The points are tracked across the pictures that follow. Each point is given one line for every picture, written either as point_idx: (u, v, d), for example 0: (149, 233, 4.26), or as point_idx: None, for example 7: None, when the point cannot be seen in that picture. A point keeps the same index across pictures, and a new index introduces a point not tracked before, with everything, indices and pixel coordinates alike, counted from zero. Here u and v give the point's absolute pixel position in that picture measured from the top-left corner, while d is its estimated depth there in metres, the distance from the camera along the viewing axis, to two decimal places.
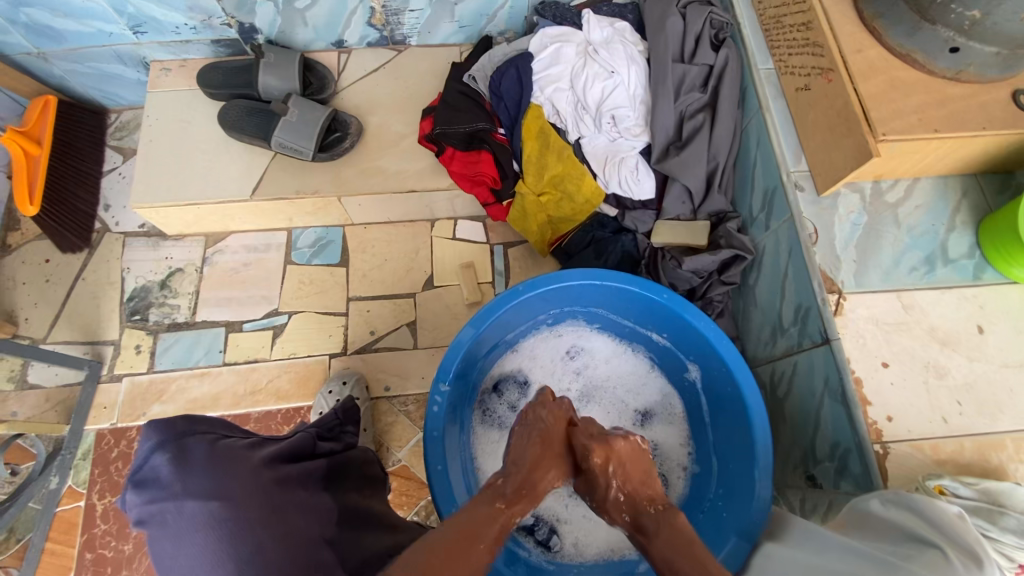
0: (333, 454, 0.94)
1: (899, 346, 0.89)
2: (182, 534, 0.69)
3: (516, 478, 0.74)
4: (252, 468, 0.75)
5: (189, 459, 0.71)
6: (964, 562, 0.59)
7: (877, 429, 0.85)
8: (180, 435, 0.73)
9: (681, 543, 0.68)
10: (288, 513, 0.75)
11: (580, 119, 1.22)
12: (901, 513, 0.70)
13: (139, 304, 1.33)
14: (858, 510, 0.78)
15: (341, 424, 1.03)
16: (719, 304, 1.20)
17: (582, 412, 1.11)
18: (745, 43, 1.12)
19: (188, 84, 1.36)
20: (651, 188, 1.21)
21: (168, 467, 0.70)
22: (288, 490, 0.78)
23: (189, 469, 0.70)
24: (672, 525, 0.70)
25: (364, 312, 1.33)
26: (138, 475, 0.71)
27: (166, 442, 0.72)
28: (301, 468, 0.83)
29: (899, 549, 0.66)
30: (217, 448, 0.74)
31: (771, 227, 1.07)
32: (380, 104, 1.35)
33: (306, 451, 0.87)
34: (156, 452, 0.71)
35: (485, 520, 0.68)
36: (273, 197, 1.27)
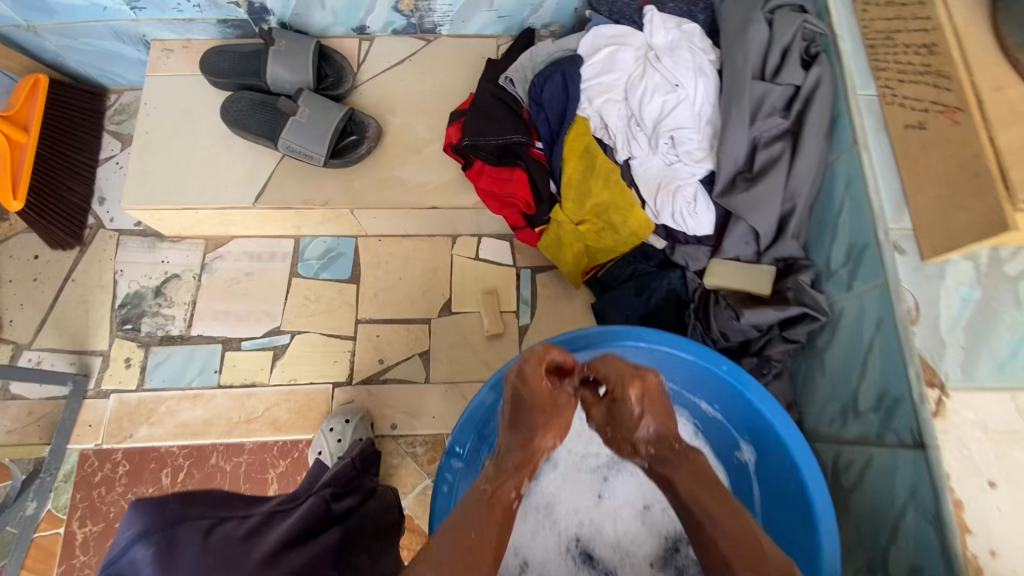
0: (348, 515, 0.83)
1: (1011, 462, 0.73)
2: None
3: (525, 455, 0.73)
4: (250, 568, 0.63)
5: (179, 557, 0.60)
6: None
7: (977, 566, 0.69)
8: (173, 523, 0.61)
9: (708, 485, 0.67)
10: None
11: (632, 137, 1.04)
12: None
13: (131, 313, 1.22)
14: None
15: (362, 473, 0.93)
16: (778, 365, 1.04)
17: (610, 482, 0.98)
18: (843, 60, 0.93)
19: (191, 68, 1.21)
20: (710, 224, 1.04)
21: (150, 567, 0.59)
22: None
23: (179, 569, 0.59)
24: (698, 476, 0.68)
25: (373, 337, 1.20)
26: (115, 568, 0.60)
27: (152, 532, 0.60)
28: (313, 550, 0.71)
29: None
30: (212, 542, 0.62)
31: (855, 289, 0.90)
32: (403, 103, 1.19)
33: (318, 520, 0.77)
34: (139, 546, 0.59)
35: (502, 509, 0.68)
36: (278, 206, 1.13)
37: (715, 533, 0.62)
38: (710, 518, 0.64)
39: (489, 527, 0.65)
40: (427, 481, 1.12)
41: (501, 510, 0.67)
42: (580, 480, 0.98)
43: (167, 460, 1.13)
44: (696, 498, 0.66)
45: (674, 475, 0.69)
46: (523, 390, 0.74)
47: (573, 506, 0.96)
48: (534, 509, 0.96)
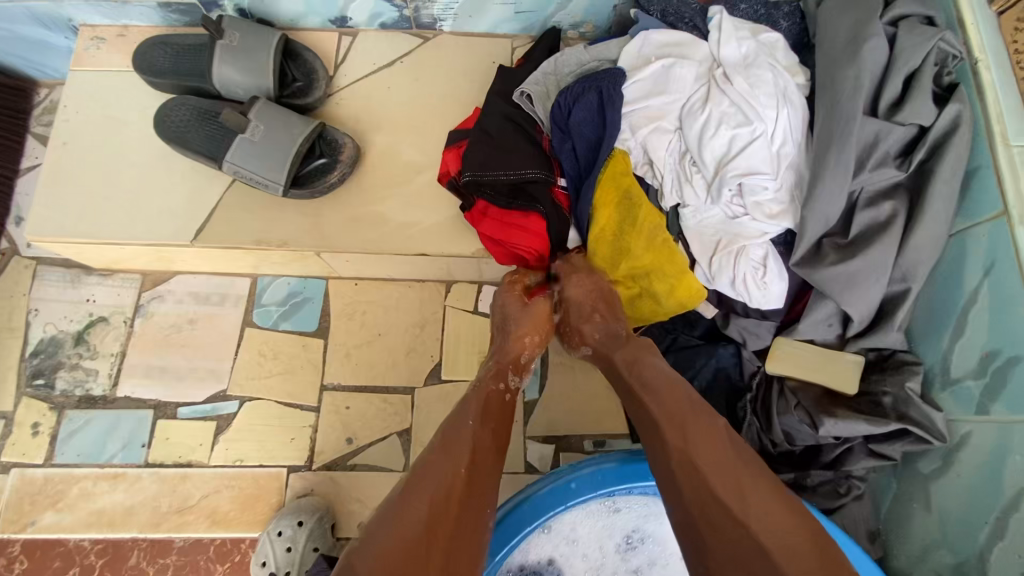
0: None
1: None
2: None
3: (505, 357, 0.78)
4: None
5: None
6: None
7: None
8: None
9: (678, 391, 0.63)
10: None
11: (685, 180, 0.79)
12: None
13: (44, 364, 0.98)
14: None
15: None
16: (859, 486, 0.80)
17: None
18: (988, 95, 0.68)
19: (126, 61, 0.96)
20: (781, 296, 0.79)
21: None
22: None
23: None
24: (668, 380, 0.65)
25: (341, 409, 0.96)
26: None
27: None
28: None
29: None
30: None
31: (992, 413, 0.66)
32: (390, 118, 0.94)
33: None
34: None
35: (492, 408, 0.68)
36: (226, 245, 0.89)
37: (684, 451, 0.57)
38: (685, 420, 0.60)
39: (482, 426, 0.64)
40: None
41: (495, 415, 0.67)
42: None
43: (75, 556, 0.90)
44: (669, 401, 0.63)
45: (638, 362, 0.70)
46: (507, 306, 0.81)
47: None
48: None
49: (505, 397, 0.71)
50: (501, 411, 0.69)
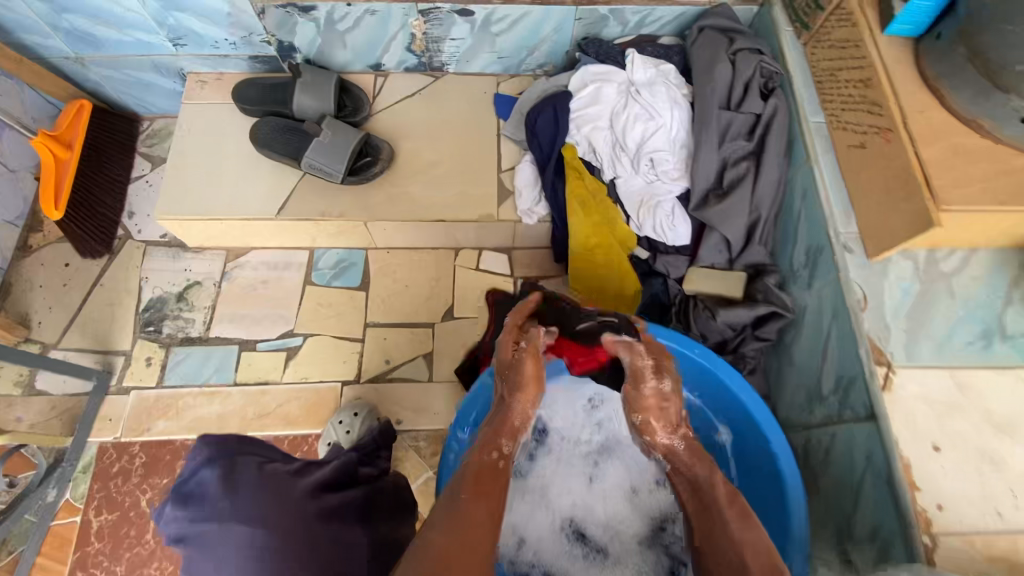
0: (369, 482, 0.98)
1: (953, 429, 0.83)
2: (218, 550, 0.71)
3: (502, 424, 0.82)
4: (297, 496, 0.79)
5: (237, 481, 0.75)
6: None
7: (925, 517, 0.79)
8: (233, 461, 0.77)
9: (712, 501, 0.73)
10: (317, 545, 0.77)
11: (616, 159, 1.18)
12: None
13: (153, 316, 1.30)
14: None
15: (376, 450, 1.06)
16: (752, 360, 1.14)
17: (602, 466, 1.06)
18: (796, 94, 1.09)
19: (224, 97, 1.35)
20: (686, 234, 1.17)
21: (217, 483, 0.74)
22: (329, 523, 0.81)
23: (235, 490, 0.74)
24: (704, 488, 0.75)
25: (381, 340, 1.30)
26: (185, 489, 0.75)
27: (217, 459, 0.77)
28: (338, 498, 0.86)
29: None
30: (264, 475, 0.78)
31: (814, 287, 1.02)
32: (414, 130, 1.33)
33: (347, 478, 0.93)
34: (211, 472, 0.75)
35: (493, 483, 0.72)
36: (300, 217, 1.24)
37: (735, 540, 0.68)
38: (715, 540, 0.69)
39: (479, 499, 0.68)
40: (430, 473, 1.19)
41: (495, 486, 0.72)
42: (573, 464, 1.06)
43: (182, 452, 1.20)
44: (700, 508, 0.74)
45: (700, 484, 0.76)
46: (519, 362, 0.90)
47: (566, 487, 1.04)
48: (531, 490, 1.04)
49: (499, 464, 0.75)
50: (494, 479, 0.72)
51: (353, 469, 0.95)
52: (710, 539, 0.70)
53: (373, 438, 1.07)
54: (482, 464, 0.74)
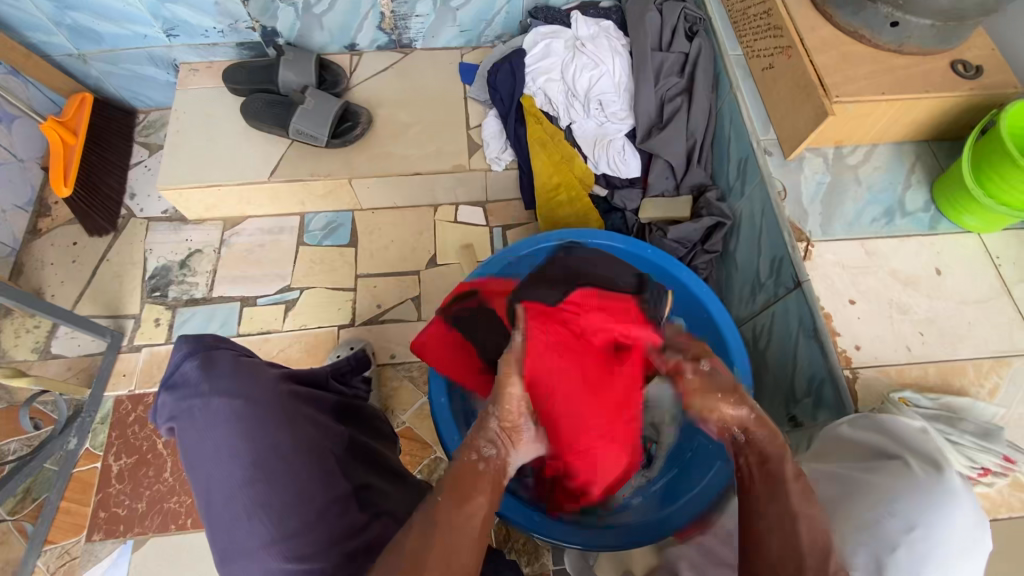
0: (343, 394, 0.92)
1: (865, 286, 0.98)
2: (208, 428, 0.66)
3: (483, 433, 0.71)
4: (274, 381, 0.73)
5: (216, 366, 0.69)
6: (924, 468, 0.69)
7: (847, 356, 0.92)
8: (211, 347, 0.71)
9: (779, 475, 0.68)
10: (304, 424, 0.71)
11: (570, 106, 1.36)
12: (874, 434, 0.77)
13: (159, 282, 1.41)
14: (827, 435, 0.84)
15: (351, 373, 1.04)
16: (704, 272, 1.28)
17: None
18: (716, 33, 1.27)
19: (214, 82, 1.49)
20: (637, 166, 1.34)
21: (195, 372, 0.68)
22: (303, 405, 0.74)
23: (216, 373, 0.68)
24: (774, 461, 0.69)
25: (371, 287, 1.42)
26: (169, 379, 0.69)
27: (196, 350, 0.70)
28: (314, 392, 0.80)
29: (868, 464, 0.74)
30: (244, 359, 0.72)
31: (746, 192, 1.17)
32: (390, 99, 1.48)
33: (319, 384, 0.87)
34: (187, 360, 0.70)
35: (475, 488, 0.65)
36: (290, 178, 1.38)
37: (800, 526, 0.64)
38: (768, 506, 0.66)
39: (464, 506, 0.63)
40: (424, 398, 1.30)
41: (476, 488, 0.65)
42: None
43: None
44: (768, 487, 0.68)
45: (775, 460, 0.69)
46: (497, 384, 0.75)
47: None
48: None
49: (481, 467, 0.67)
50: (473, 482, 0.65)
51: (326, 378, 0.90)
52: (770, 510, 0.66)
53: (344, 360, 1.03)
54: (464, 471, 0.66)
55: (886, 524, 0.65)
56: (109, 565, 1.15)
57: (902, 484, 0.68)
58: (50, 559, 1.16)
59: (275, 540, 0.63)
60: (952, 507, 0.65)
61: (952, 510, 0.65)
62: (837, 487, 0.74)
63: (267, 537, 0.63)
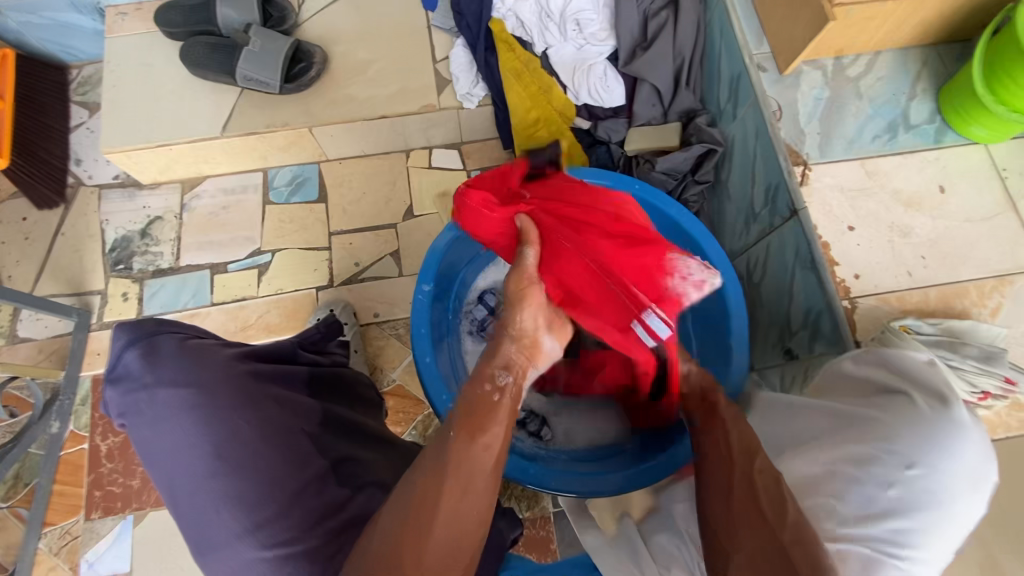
0: (317, 365, 0.90)
1: (865, 210, 0.92)
2: (159, 420, 0.62)
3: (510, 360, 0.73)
4: (229, 363, 0.68)
5: (161, 353, 0.64)
6: (931, 404, 0.65)
7: (845, 286, 0.88)
8: (151, 332, 0.66)
9: (713, 406, 0.77)
10: (266, 407, 0.68)
11: (545, 29, 1.23)
12: (874, 369, 0.74)
13: (121, 254, 1.33)
14: (830, 370, 0.81)
15: (325, 339, 1.01)
16: (695, 205, 1.20)
17: None
18: None
19: (147, 27, 1.34)
20: (622, 93, 1.22)
21: (139, 363, 0.63)
22: (266, 385, 0.71)
23: (161, 361, 0.63)
24: (710, 395, 0.79)
25: (347, 244, 1.34)
26: (111, 372, 0.64)
27: (138, 339, 0.65)
28: (279, 368, 0.77)
29: (871, 401, 0.71)
30: (191, 343, 0.67)
31: (738, 115, 1.08)
32: (345, 34, 1.34)
33: (289, 358, 0.84)
34: (128, 349, 0.64)
35: (488, 421, 0.67)
36: (245, 132, 1.26)
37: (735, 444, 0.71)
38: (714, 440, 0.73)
39: (470, 440, 0.65)
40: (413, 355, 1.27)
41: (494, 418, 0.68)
42: None
43: None
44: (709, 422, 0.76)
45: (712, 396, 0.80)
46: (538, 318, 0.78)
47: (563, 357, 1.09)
48: None
49: (494, 398, 0.69)
50: (487, 413, 0.68)
51: (293, 349, 0.86)
52: (709, 437, 0.74)
53: (313, 329, 0.99)
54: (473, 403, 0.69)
55: (871, 462, 0.64)
56: (113, 541, 1.15)
57: (906, 420, 0.65)
58: (52, 540, 1.15)
59: (251, 529, 0.61)
60: (960, 444, 0.61)
61: (960, 445, 0.61)
62: (836, 425, 0.71)
63: (242, 527, 0.61)
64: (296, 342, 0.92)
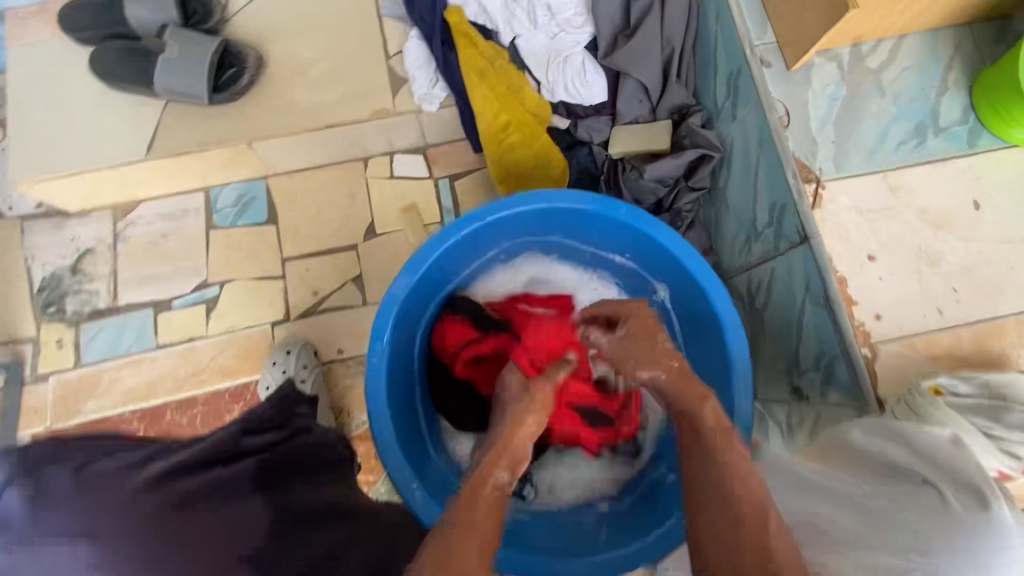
0: (267, 449, 0.76)
1: (887, 235, 0.78)
2: None
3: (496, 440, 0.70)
4: (136, 494, 0.55)
5: (46, 496, 0.52)
6: (963, 502, 0.54)
7: (864, 331, 0.76)
8: (30, 470, 0.53)
9: (695, 422, 0.65)
10: (187, 542, 0.56)
11: (512, 16, 1.05)
12: (882, 442, 0.66)
13: (53, 295, 1.19)
14: (841, 441, 0.72)
15: (283, 414, 0.89)
16: (689, 215, 1.06)
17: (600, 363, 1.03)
18: None
19: (52, 29, 1.15)
20: (603, 90, 1.07)
21: (17, 512, 0.51)
22: (193, 510, 0.59)
23: (45, 507, 0.51)
24: (698, 425, 0.65)
25: (303, 272, 1.20)
26: None
27: (16, 477, 0.53)
28: (213, 476, 0.63)
29: (886, 487, 0.61)
30: (88, 473, 0.55)
31: (738, 116, 0.93)
32: (282, 27, 1.15)
33: (231, 454, 0.69)
34: (5, 490, 0.52)
35: (490, 502, 0.59)
36: (174, 152, 1.10)
37: (733, 464, 0.60)
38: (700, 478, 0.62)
39: (478, 518, 0.56)
40: None
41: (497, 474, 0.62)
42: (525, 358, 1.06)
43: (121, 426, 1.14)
44: (699, 443, 0.64)
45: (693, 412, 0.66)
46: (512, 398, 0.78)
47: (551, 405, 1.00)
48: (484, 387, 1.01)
49: (499, 494, 0.61)
50: (481, 496, 0.59)
51: (235, 437, 0.73)
52: (705, 467, 0.61)
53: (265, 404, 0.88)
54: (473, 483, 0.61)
55: (902, 572, 0.51)
56: None
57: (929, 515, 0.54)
58: None
59: None
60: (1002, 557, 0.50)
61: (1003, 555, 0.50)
62: (847, 512, 0.61)
63: None
64: (240, 424, 0.77)
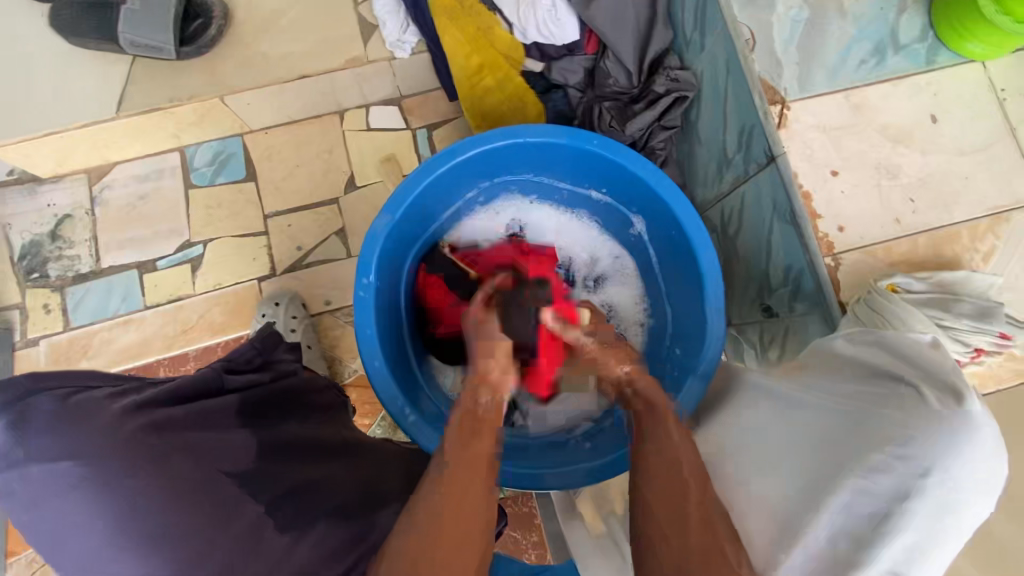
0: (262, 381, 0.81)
1: (849, 151, 0.82)
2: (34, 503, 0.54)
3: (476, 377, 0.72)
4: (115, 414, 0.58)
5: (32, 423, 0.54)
6: (941, 398, 0.51)
7: (828, 242, 0.79)
8: (23, 393, 0.55)
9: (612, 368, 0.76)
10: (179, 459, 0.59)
11: None
12: (872, 351, 0.63)
13: (34, 261, 1.19)
14: (823, 350, 0.72)
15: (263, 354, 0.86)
16: (662, 152, 1.09)
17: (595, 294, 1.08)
18: None
19: None
20: (575, 28, 1.06)
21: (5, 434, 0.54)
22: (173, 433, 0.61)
23: (31, 437, 0.54)
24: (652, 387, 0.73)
25: (285, 227, 1.21)
26: None
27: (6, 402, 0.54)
28: (199, 406, 0.66)
29: (868, 391, 0.59)
30: (71, 400, 0.57)
31: (706, 46, 0.95)
32: None
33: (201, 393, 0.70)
34: None
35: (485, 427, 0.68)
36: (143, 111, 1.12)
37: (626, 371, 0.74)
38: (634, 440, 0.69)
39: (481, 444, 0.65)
40: None
41: (479, 445, 0.65)
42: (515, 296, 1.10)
43: None
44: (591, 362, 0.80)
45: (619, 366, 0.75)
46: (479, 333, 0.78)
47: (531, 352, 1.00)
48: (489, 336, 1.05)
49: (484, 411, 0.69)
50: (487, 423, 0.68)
51: (218, 374, 0.74)
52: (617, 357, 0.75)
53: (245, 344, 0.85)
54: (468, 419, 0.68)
55: (880, 471, 0.51)
56: None
57: (907, 417, 0.52)
58: (21, 568, 1.11)
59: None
60: (966, 440, 0.49)
61: (969, 446, 0.48)
62: (835, 423, 0.59)
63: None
64: (221, 364, 0.79)
